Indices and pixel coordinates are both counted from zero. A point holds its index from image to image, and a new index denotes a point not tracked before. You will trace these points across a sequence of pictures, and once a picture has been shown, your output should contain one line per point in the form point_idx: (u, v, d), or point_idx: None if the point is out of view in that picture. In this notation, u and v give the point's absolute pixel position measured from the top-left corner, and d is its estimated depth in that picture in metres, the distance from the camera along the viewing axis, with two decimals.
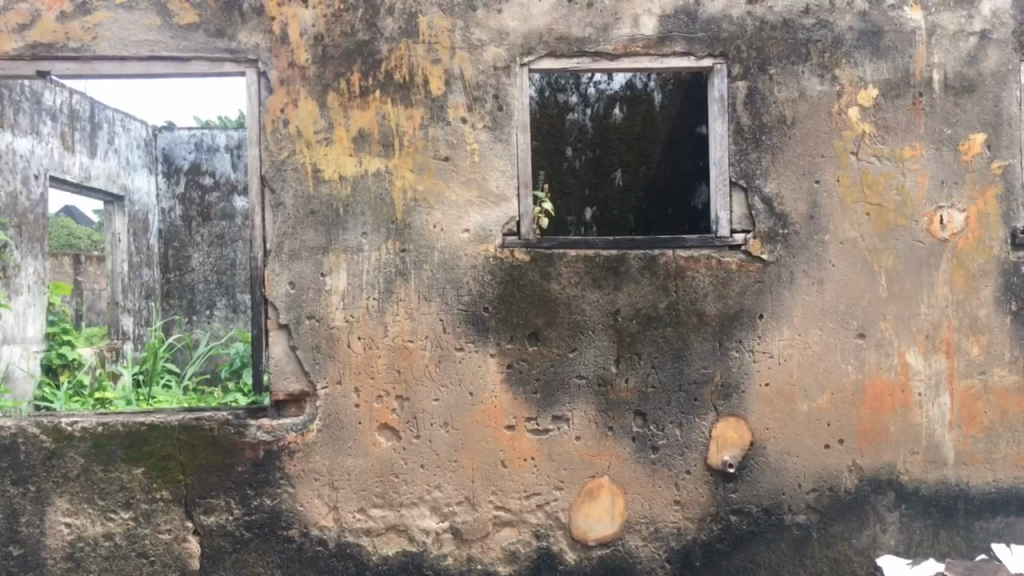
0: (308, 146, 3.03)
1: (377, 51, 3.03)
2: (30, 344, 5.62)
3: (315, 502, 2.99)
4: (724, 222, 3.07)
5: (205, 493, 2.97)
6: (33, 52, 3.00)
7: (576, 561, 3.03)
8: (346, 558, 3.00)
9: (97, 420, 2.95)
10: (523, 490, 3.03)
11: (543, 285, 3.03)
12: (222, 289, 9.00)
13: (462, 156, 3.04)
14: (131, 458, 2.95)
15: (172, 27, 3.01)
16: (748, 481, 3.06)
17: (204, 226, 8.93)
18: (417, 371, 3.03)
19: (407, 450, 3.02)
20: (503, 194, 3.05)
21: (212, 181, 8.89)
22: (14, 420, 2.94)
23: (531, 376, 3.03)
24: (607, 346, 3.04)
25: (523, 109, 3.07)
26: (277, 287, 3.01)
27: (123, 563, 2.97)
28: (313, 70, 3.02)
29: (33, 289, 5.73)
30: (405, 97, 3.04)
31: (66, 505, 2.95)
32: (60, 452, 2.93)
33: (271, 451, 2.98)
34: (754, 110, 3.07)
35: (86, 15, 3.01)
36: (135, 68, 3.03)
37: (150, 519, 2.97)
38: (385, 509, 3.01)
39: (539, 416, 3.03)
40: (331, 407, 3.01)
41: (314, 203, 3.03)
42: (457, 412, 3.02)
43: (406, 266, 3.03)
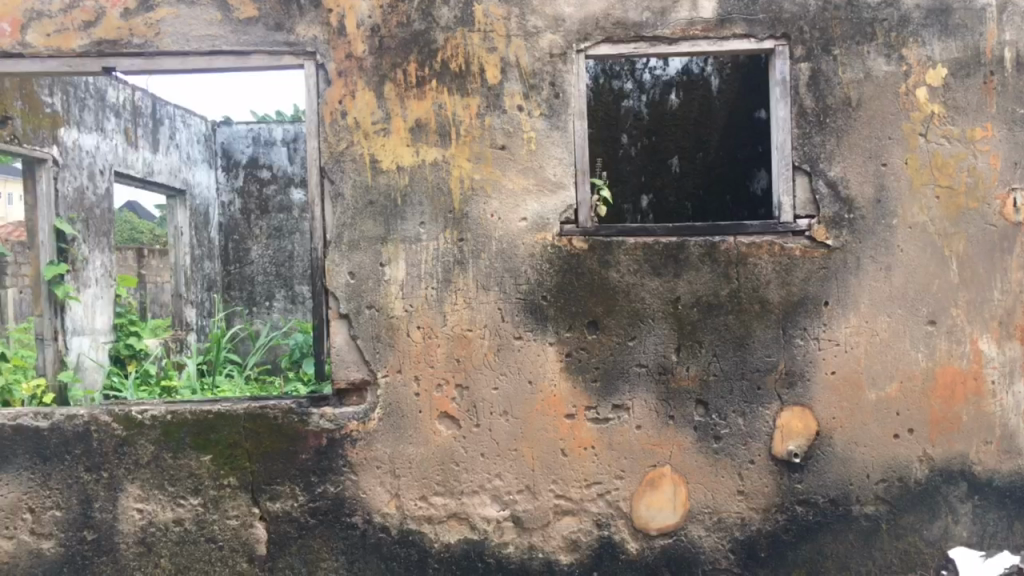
0: (366, 136, 3.04)
1: (434, 41, 3.03)
2: (98, 335, 5.81)
3: (376, 489, 3.02)
4: (787, 208, 3.01)
5: (270, 480, 3.02)
6: (99, 48, 3.05)
7: (638, 551, 3.01)
8: (408, 546, 3.03)
9: (166, 408, 3.02)
10: (583, 479, 3.02)
11: (602, 272, 3.00)
12: (281, 280, 9.09)
13: (519, 144, 3.03)
14: (199, 445, 3.01)
15: (233, 22, 3.04)
16: (814, 471, 3.00)
17: (262, 219, 9.07)
18: (477, 361, 3.03)
19: (467, 438, 3.02)
20: (560, 182, 3.03)
21: (270, 175, 9.04)
22: (87, 409, 3.02)
23: (590, 365, 3.02)
24: (667, 334, 3.00)
25: (580, 96, 3.04)
26: (338, 277, 3.04)
27: (192, 548, 3.03)
28: (369, 61, 3.04)
29: (101, 282, 5.91)
30: (461, 87, 3.04)
31: (137, 491, 3.02)
32: (131, 440, 3.01)
33: (334, 439, 3.02)
34: (818, 92, 3.00)
35: (149, 11, 3.05)
36: (197, 63, 3.07)
37: (219, 505, 3.03)
38: (446, 497, 3.02)
39: (600, 405, 3.02)
40: (392, 396, 3.03)
41: (373, 193, 3.05)
42: (518, 401, 3.02)
43: (464, 255, 3.03)
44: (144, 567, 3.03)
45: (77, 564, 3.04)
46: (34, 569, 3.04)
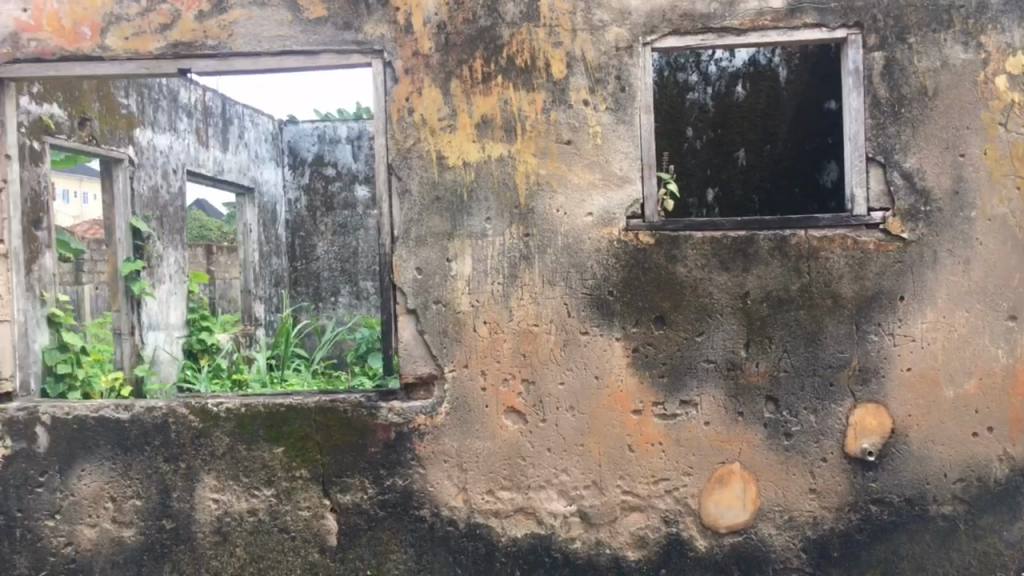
0: (432, 133, 3.07)
1: (499, 36, 3.04)
2: (172, 330, 5.99)
3: (444, 483, 3.05)
4: (860, 200, 2.94)
5: (340, 473, 3.07)
6: (175, 51, 3.11)
7: (706, 549, 2.99)
8: (475, 539, 3.05)
9: (240, 400, 3.09)
10: (651, 475, 3.00)
11: (669, 267, 2.98)
12: (346, 276, 9.23)
13: (585, 138, 3.02)
14: (271, 437, 3.08)
15: (303, 22, 3.08)
16: (889, 470, 2.93)
17: (327, 216, 9.22)
18: (543, 356, 3.03)
19: (533, 433, 3.03)
20: (627, 176, 3.02)
21: (334, 172, 9.18)
22: (165, 402, 3.11)
23: (657, 361, 3.00)
24: (736, 329, 2.97)
25: (647, 89, 3.02)
26: (405, 272, 3.07)
27: (266, 538, 3.10)
28: (435, 58, 3.06)
29: (174, 278, 6.09)
30: (527, 82, 3.04)
31: (213, 481, 3.10)
32: (207, 431, 3.09)
33: (402, 433, 3.06)
34: (892, 82, 2.92)
35: (222, 13, 3.10)
36: (269, 63, 3.12)
37: (291, 497, 3.09)
38: (513, 491, 3.04)
39: (667, 401, 2.99)
40: (459, 390, 3.05)
41: (439, 189, 3.07)
42: (584, 396, 3.02)
43: (531, 250, 3.04)
44: (219, 556, 3.12)
45: (156, 552, 3.13)
46: (116, 556, 3.14)
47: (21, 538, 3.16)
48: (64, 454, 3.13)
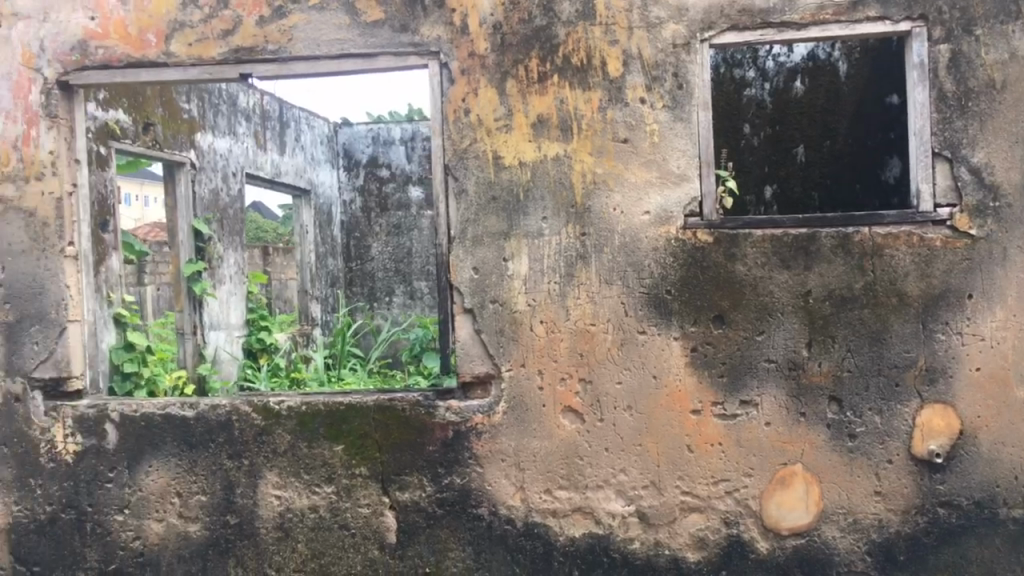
0: (489, 133, 3.08)
1: (555, 36, 3.03)
2: (232, 330, 6.12)
3: (502, 482, 3.06)
4: (926, 196, 2.87)
5: (399, 471, 3.10)
6: (237, 56, 3.16)
7: (768, 551, 2.95)
8: (533, 538, 3.05)
9: (301, 399, 3.14)
10: (711, 476, 2.97)
11: (728, 266, 2.94)
12: (400, 276, 9.34)
13: (642, 136, 3.00)
14: (332, 435, 3.12)
15: (360, 25, 3.11)
16: (957, 472, 2.87)
17: (382, 217, 9.31)
18: (600, 355, 3.02)
19: (591, 433, 3.02)
20: (684, 174, 2.99)
21: (388, 174, 9.27)
22: (229, 400, 3.18)
23: (717, 360, 2.96)
24: (797, 328, 2.92)
25: (705, 86, 3.00)
26: (462, 272, 3.09)
27: (327, 534, 3.15)
28: (491, 58, 3.06)
29: (234, 279, 6.21)
30: (583, 81, 3.03)
31: (275, 478, 3.16)
32: (269, 429, 3.15)
33: (459, 432, 3.07)
34: (958, 75, 2.85)
35: (282, 18, 3.14)
36: (327, 67, 3.16)
37: (351, 494, 3.13)
38: (570, 491, 3.03)
39: (727, 401, 2.96)
40: (516, 389, 3.06)
41: (496, 189, 3.08)
42: (642, 395, 3.00)
43: (587, 249, 3.03)
44: (282, 551, 3.17)
45: (221, 547, 3.20)
46: (182, 551, 3.22)
47: (91, 532, 3.25)
48: (132, 450, 3.21)
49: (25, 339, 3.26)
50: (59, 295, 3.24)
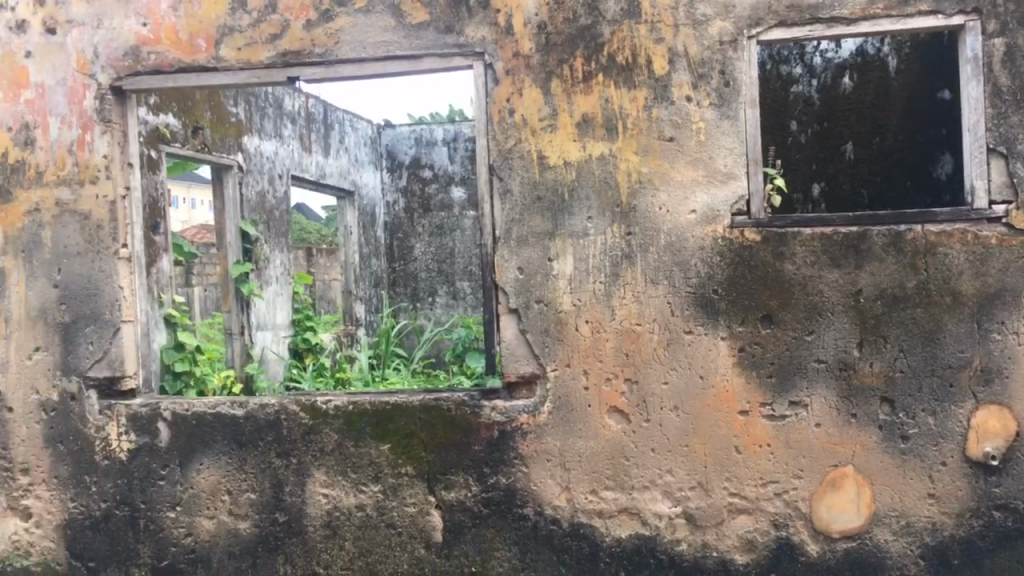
0: (534, 133, 3.07)
1: (600, 35, 3.02)
2: (278, 330, 6.20)
3: (548, 482, 3.06)
4: (981, 193, 2.80)
5: (445, 470, 3.12)
6: (284, 59, 3.20)
7: (818, 554, 2.91)
8: (579, 539, 3.05)
9: (348, 398, 3.17)
10: (759, 477, 2.94)
11: (776, 265, 2.91)
12: (443, 277, 9.34)
13: (688, 135, 2.98)
14: (378, 435, 3.15)
15: (405, 27, 3.13)
16: (1014, 475, 2.80)
17: (425, 217, 9.35)
18: (646, 355, 3.00)
19: (637, 433, 3.01)
20: (731, 172, 2.96)
21: (431, 175, 9.33)
22: (277, 399, 3.22)
23: (765, 361, 2.93)
24: (848, 328, 2.88)
25: (752, 83, 2.96)
26: (507, 272, 3.09)
27: (374, 533, 3.17)
28: (536, 58, 3.06)
29: (280, 279, 6.30)
30: (628, 79, 3.01)
31: (323, 477, 3.19)
32: (316, 428, 3.18)
33: (505, 431, 3.08)
34: (1014, 69, 2.78)
35: (329, 21, 3.18)
36: (373, 69, 3.18)
37: (397, 493, 3.15)
38: (617, 491, 3.02)
39: (775, 402, 2.93)
40: (561, 389, 3.05)
41: (541, 188, 3.07)
42: (689, 396, 2.98)
43: (633, 249, 3.01)
44: (330, 549, 3.20)
45: (270, 544, 3.24)
46: (232, 548, 3.27)
47: (144, 529, 3.31)
48: (184, 448, 3.27)
49: (81, 340, 3.34)
50: (113, 296, 3.32)
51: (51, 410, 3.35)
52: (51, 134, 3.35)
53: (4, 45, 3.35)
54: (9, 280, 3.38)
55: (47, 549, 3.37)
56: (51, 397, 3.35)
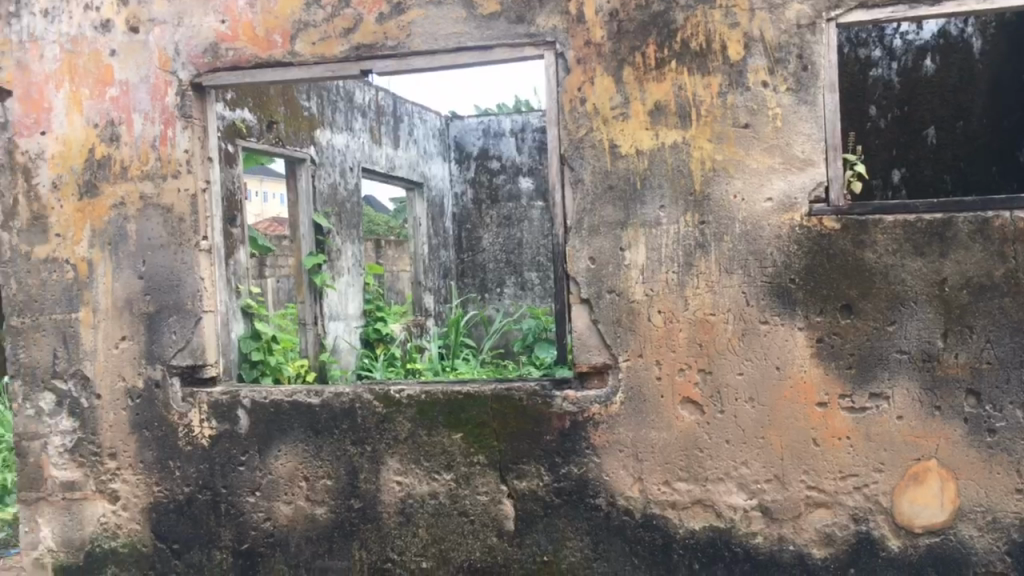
0: (605, 122, 3.05)
1: (673, 21, 2.98)
2: (350, 320, 6.31)
3: (620, 472, 3.05)
4: None
5: (517, 459, 3.13)
6: (358, 53, 3.24)
7: (900, 549, 2.84)
8: (652, 530, 3.03)
9: (420, 387, 3.20)
10: (839, 470, 2.88)
11: (857, 253, 2.83)
12: (511, 267, 9.37)
13: (764, 121, 2.92)
14: (450, 423, 3.18)
15: (476, 18, 3.14)
16: None
17: (493, 208, 9.39)
18: (721, 345, 2.96)
19: (711, 425, 2.97)
20: (809, 159, 2.89)
21: (499, 165, 9.33)
22: (352, 387, 3.27)
23: (844, 352, 2.86)
24: (931, 318, 2.79)
25: (831, 67, 2.89)
26: (578, 262, 3.07)
27: (447, 520, 3.21)
28: (608, 46, 3.04)
29: (352, 271, 6.40)
30: (702, 66, 2.97)
31: (397, 465, 3.24)
32: (390, 416, 3.23)
33: (576, 422, 3.07)
34: None
35: (401, 14, 3.20)
36: (444, 60, 3.20)
37: (470, 482, 3.18)
38: (690, 483, 2.99)
39: (855, 394, 2.86)
40: (633, 380, 3.03)
41: (612, 177, 3.05)
42: (764, 387, 2.93)
43: (706, 238, 2.97)
44: (403, 536, 3.25)
45: (346, 530, 3.31)
46: (309, 533, 3.34)
47: (225, 513, 3.41)
48: (262, 435, 3.35)
49: (164, 329, 3.44)
50: (194, 287, 3.41)
51: (137, 397, 3.47)
52: (135, 130, 3.45)
53: (90, 44, 3.47)
54: (96, 272, 3.50)
55: (133, 531, 3.49)
56: (136, 385, 3.47)
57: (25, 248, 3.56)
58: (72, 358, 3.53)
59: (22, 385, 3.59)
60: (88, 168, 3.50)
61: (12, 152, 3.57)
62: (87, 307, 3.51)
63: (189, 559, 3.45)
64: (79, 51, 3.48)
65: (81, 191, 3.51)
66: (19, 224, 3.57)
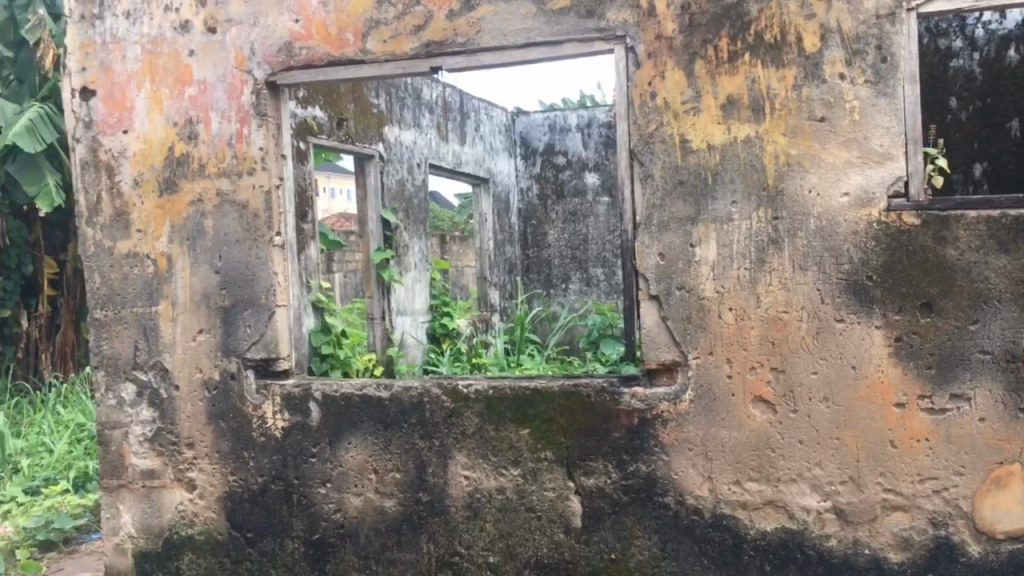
0: (676, 116, 3.02)
1: (747, 12, 2.93)
2: (417, 315, 6.38)
3: (689, 471, 3.01)
4: None
5: (584, 456, 3.12)
6: (428, 50, 3.26)
7: (980, 555, 2.76)
8: (722, 530, 2.99)
9: (488, 383, 3.21)
10: (917, 473, 2.80)
11: (937, 250, 2.75)
12: (576, 263, 9.35)
13: (841, 115, 2.85)
14: (518, 419, 3.18)
15: (546, 13, 3.13)
16: None
17: (559, 204, 9.36)
18: (794, 343, 2.90)
19: (784, 424, 2.92)
20: (888, 153, 2.82)
21: (565, 161, 9.32)
22: (421, 382, 3.30)
23: (923, 351, 2.78)
24: (1016, 317, 2.69)
25: (912, 58, 2.80)
26: (648, 258, 3.04)
27: (514, 515, 3.22)
28: (679, 40, 3.00)
29: (419, 266, 6.47)
30: (776, 58, 2.91)
31: (465, 459, 3.26)
32: (458, 411, 3.25)
33: (645, 419, 3.05)
34: None
35: (471, 10, 3.21)
36: (514, 56, 3.20)
37: (537, 478, 3.18)
38: (762, 483, 2.94)
39: (935, 395, 2.78)
40: (703, 378, 2.99)
41: (683, 172, 3.02)
42: (839, 387, 2.86)
43: (779, 234, 2.92)
44: (471, 530, 3.27)
45: (414, 523, 3.34)
46: (379, 525, 3.39)
47: (297, 503, 3.48)
48: (333, 428, 3.41)
49: (239, 323, 3.53)
50: (268, 281, 3.48)
51: (213, 388, 3.56)
52: (212, 129, 3.54)
53: (169, 45, 3.57)
54: (175, 266, 3.60)
55: (209, 519, 3.59)
56: (213, 376, 3.56)
57: (108, 243, 3.69)
58: (152, 350, 3.64)
59: (105, 375, 3.72)
60: (168, 166, 3.61)
61: (96, 150, 3.70)
62: (166, 301, 3.61)
63: (263, 548, 3.53)
64: (160, 51, 3.58)
65: (161, 188, 3.62)
66: (102, 220, 3.70)
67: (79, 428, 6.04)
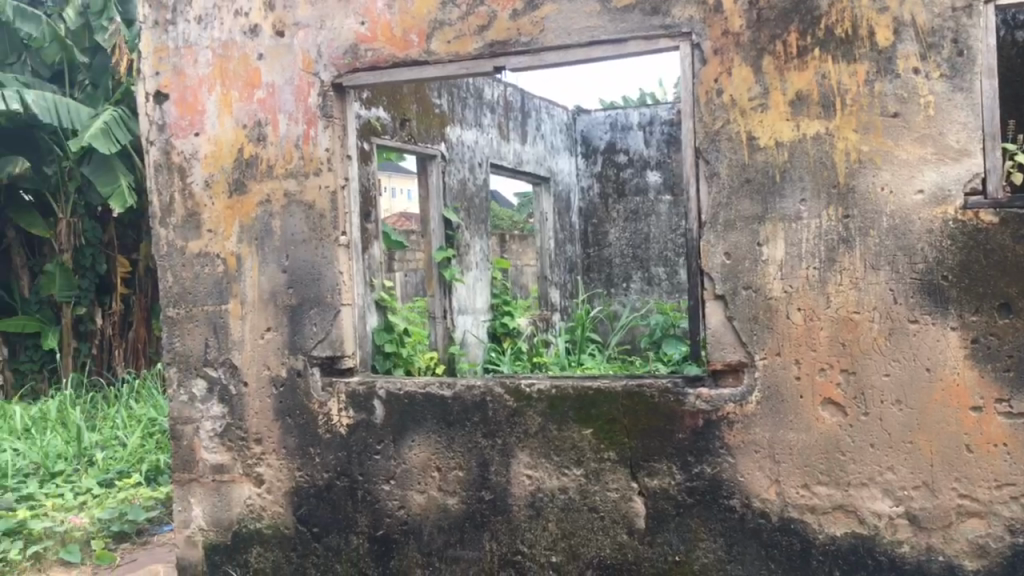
0: (743, 113, 2.97)
1: (816, 7, 2.87)
2: (478, 314, 6.41)
3: (755, 474, 2.97)
4: None
5: (648, 457, 3.09)
6: (491, 50, 3.27)
7: None
8: (789, 534, 2.94)
9: (551, 382, 3.21)
10: (994, 479, 2.71)
11: (1017, 249, 2.65)
12: (638, 262, 9.27)
13: (915, 110, 2.78)
14: (581, 419, 3.17)
15: (610, 11, 3.11)
16: None
17: (620, 202, 9.33)
18: (865, 345, 2.83)
19: (854, 428, 2.85)
20: (965, 149, 2.73)
21: (626, 159, 9.29)
22: (484, 380, 3.32)
23: (1002, 354, 2.69)
24: None
25: (990, 51, 2.71)
26: (713, 258, 3.00)
27: (577, 515, 3.21)
28: (746, 35, 2.95)
29: (480, 265, 6.50)
30: (847, 53, 2.84)
31: (527, 459, 3.26)
32: (521, 410, 3.25)
33: (710, 421, 3.01)
34: None
35: (534, 9, 3.21)
36: (578, 54, 3.19)
37: (600, 478, 3.17)
38: (831, 487, 2.88)
39: (1014, 399, 2.68)
40: (770, 379, 2.94)
41: (749, 170, 2.97)
42: (912, 389, 2.78)
43: (850, 233, 2.85)
44: (533, 529, 3.27)
45: (476, 521, 3.36)
46: (442, 522, 3.41)
47: (362, 499, 3.53)
48: (397, 426, 3.44)
49: (306, 321, 3.58)
50: (334, 280, 3.54)
51: (280, 385, 3.63)
52: (280, 130, 3.60)
53: (239, 49, 3.64)
54: (244, 265, 3.68)
55: (277, 513, 3.66)
56: (280, 373, 3.63)
57: (180, 243, 3.78)
58: (222, 347, 3.73)
59: (177, 371, 3.82)
60: (237, 167, 3.69)
61: (169, 152, 3.80)
62: (236, 299, 3.69)
63: (328, 543, 3.59)
64: (230, 55, 3.66)
65: (231, 189, 3.70)
66: (175, 220, 3.80)
67: (150, 422, 6.27)
